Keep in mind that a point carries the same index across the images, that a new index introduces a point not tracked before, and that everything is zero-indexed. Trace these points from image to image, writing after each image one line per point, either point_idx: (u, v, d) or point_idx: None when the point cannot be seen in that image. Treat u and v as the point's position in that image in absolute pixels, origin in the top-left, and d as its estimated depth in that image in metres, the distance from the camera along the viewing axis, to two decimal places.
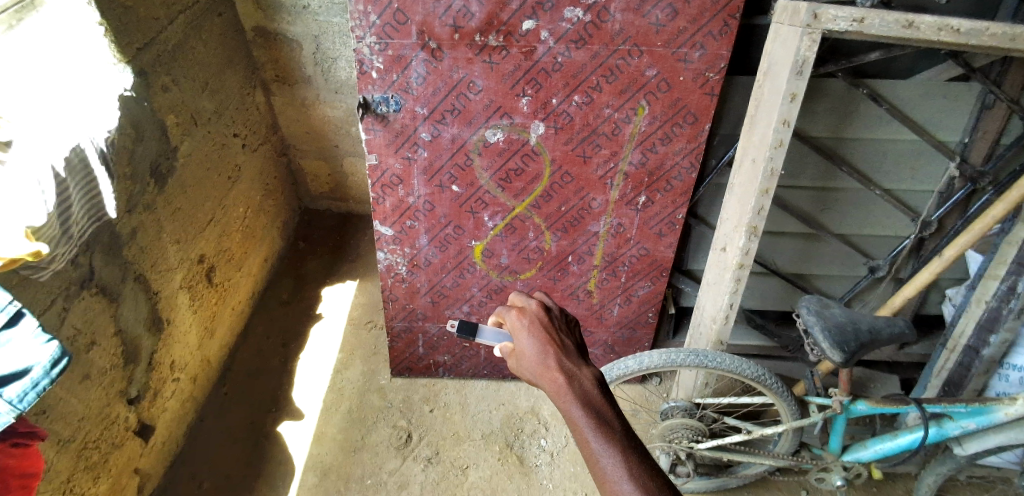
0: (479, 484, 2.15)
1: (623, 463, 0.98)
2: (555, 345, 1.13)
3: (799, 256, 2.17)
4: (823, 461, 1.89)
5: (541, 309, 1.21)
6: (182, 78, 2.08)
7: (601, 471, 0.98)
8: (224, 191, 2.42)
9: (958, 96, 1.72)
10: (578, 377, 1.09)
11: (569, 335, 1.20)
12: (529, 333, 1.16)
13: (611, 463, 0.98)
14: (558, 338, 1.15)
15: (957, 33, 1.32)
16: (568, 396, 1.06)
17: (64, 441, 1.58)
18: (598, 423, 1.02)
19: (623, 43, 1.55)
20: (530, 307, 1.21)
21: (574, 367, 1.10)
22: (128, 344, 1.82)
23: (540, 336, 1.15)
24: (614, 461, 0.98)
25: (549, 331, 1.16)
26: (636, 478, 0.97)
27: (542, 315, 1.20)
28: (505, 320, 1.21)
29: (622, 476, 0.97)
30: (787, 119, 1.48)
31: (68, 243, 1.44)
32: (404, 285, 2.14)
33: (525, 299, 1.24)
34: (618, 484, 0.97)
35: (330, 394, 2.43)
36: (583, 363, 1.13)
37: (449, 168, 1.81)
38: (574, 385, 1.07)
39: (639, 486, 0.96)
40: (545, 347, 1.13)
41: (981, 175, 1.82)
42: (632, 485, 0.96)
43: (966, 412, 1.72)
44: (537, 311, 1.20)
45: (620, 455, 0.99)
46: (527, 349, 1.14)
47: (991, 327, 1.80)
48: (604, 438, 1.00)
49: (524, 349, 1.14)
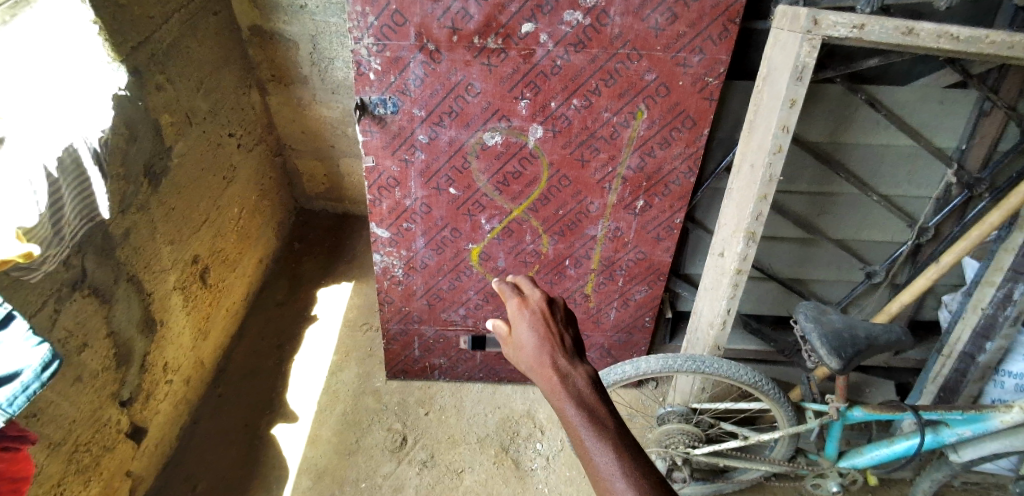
0: (473, 488, 2.14)
1: (617, 461, 0.97)
2: (553, 341, 1.09)
3: (795, 261, 2.17)
4: (820, 467, 1.89)
5: (544, 300, 1.17)
6: (177, 77, 2.07)
7: (596, 470, 0.98)
8: (219, 192, 2.40)
9: (955, 102, 1.72)
10: (573, 376, 1.05)
11: (570, 327, 1.15)
12: (528, 325, 1.12)
13: (604, 461, 0.97)
14: (557, 332, 1.11)
15: (956, 41, 1.32)
16: (562, 395, 1.03)
17: (55, 445, 1.56)
18: (592, 421, 1.00)
19: (623, 47, 1.54)
20: (533, 297, 1.16)
21: (569, 366, 1.07)
22: (121, 346, 1.80)
23: (538, 329, 1.11)
24: (608, 459, 0.97)
25: (548, 323, 1.12)
26: (629, 476, 0.96)
27: (543, 306, 1.15)
28: (507, 306, 1.17)
29: (615, 473, 0.97)
30: (786, 125, 1.49)
31: (59, 244, 1.42)
32: (400, 287, 2.13)
33: (529, 286, 1.19)
34: (611, 482, 0.96)
35: (324, 396, 2.41)
36: (580, 361, 1.09)
37: (446, 171, 1.80)
38: (568, 385, 1.04)
39: (633, 484, 0.96)
40: (544, 342, 1.09)
41: (978, 182, 1.82)
42: (626, 483, 0.96)
43: (963, 419, 1.71)
44: (539, 301, 1.16)
45: (614, 452, 0.98)
46: (525, 343, 1.10)
47: (987, 334, 1.80)
48: (597, 435, 0.99)
49: (522, 342, 1.11)
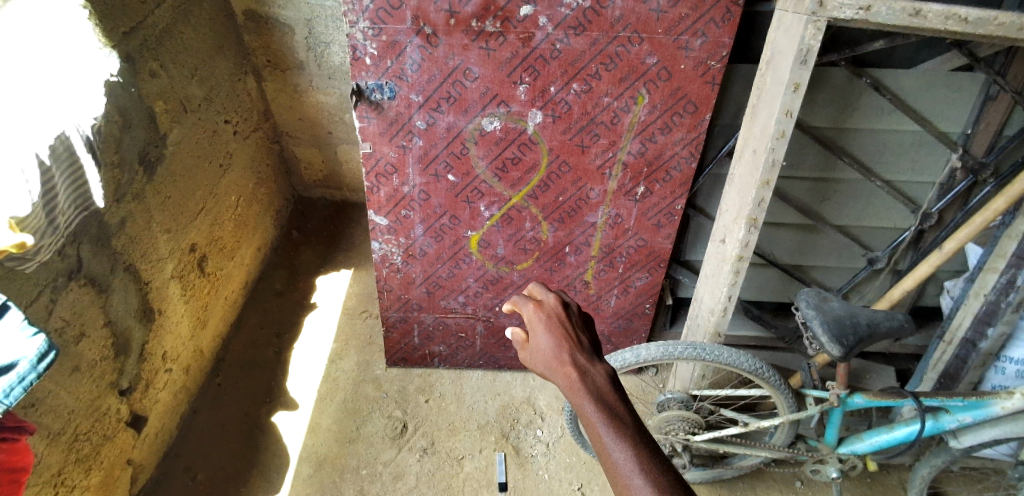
0: (474, 475, 2.14)
1: (635, 457, 0.97)
2: (571, 340, 1.13)
3: (797, 248, 2.15)
4: (819, 453, 1.89)
5: (559, 303, 1.21)
6: (170, 63, 2.03)
7: (614, 466, 0.97)
8: (215, 180, 2.38)
9: (960, 87, 1.70)
10: (591, 373, 1.08)
11: (586, 330, 1.19)
12: (545, 327, 1.15)
13: (621, 458, 0.97)
14: (574, 333, 1.15)
15: (964, 22, 1.28)
16: (580, 391, 1.05)
17: (54, 435, 1.56)
18: (610, 418, 1.01)
19: (623, 30, 1.51)
20: (548, 301, 1.20)
21: (587, 363, 1.09)
22: (119, 336, 1.79)
23: (555, 331, 1.14)
24: (626, 456, 0.97)
25: (565, 326, 1.16)
26: (648, 473, 0.95)
27: (559, 309, 1.19)
28: (522, 312, 1.21)
29: (633, 470, 0.95)
30: (789, 109, 1.44)
31: (54, 234, 1.41)
32: (399, 276, 2.12)
33: (543, 293, 1.23)
34: (629, 478, 0.95)
35: (324, 384, 2.41)
36: (597, 359, 1.12)
37: (444, 157, 1.78)
38: (587, 380, 1.07)
39: (651, 481, 0.94)
40: (561, 341, 1.12)
41: (983, 167, 1.80)
42: (644, 480, 0.94)
43: (964, 405, 1.71)
44: (554, 306, 1.20)
45: (632, 449, 0.98)
46: (542, 343, 1.13)
47: (989, 320, 1.79)
48: (616, 432, 1.00)
49: (539, 343, 1.14)
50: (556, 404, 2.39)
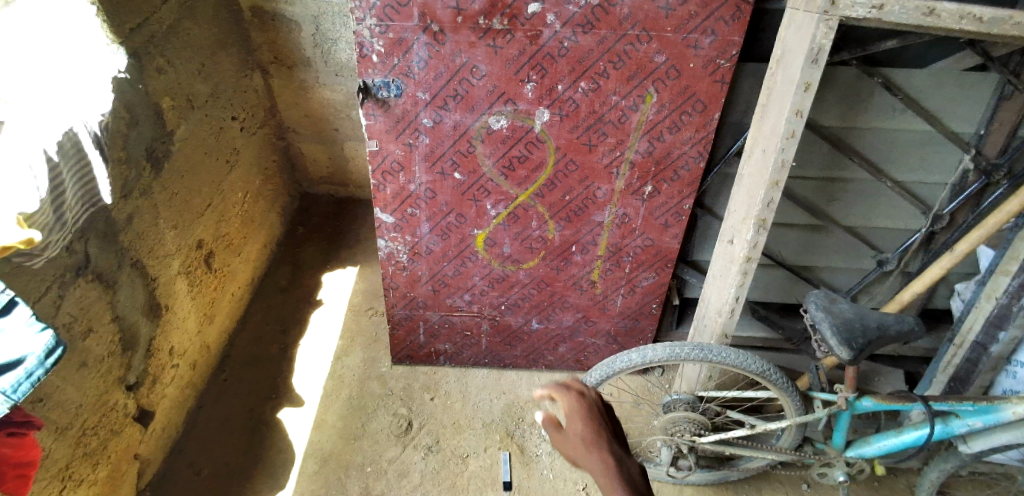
0: (478, 473, 2.14)
1: None
2: (604, 435, 1.23)
3: (806, 248, 2.13)
4: (826, 456, 1.87)
5: (594, 403, 1.32)
6: (176, 60, 2.03)
7: None
8: (222, 176, 2.38)
9: (974, 86, 1.67)
10: (625, 463, 1.17)
11: (613, 424, 1.30)
12: (580, 421, 1.26)
13: None
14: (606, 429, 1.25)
15: (979, 22, 1.26)
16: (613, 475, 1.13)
17: (62, 429, 1.57)
18: None
19: (632, 28, 1.49)
20: (583, 398, 1.32)
21: (621, 456, 1.18)
22: (126, 331, 1.80)
23: (590, 425, 1.25)
24: None
25: (599, 423, 1.26)
26: None
27: (594, 408, 1.30)
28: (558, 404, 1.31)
29: None
30: (800, 109, 1.43)
31: (61, 230, 1.41)
32: (405, 273, 2.12)
33: (577, 390, 1.35)
34: None
35: (329, 381, 2.41)
36: (628, 453, 1.21)
37: (451, 155, 1.77)
38: (621, 469, 1.15)
39: None
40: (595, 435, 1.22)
41: (996, 168, 1.77)
42: None
43: (974, 410, 1.69)
44: (589, 405, 1.31)
45: None
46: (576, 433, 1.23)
47: (1001, 324, 1.77)
48: None
49: (573, 433, 1.24)
50: (561, 404, 2.38)
